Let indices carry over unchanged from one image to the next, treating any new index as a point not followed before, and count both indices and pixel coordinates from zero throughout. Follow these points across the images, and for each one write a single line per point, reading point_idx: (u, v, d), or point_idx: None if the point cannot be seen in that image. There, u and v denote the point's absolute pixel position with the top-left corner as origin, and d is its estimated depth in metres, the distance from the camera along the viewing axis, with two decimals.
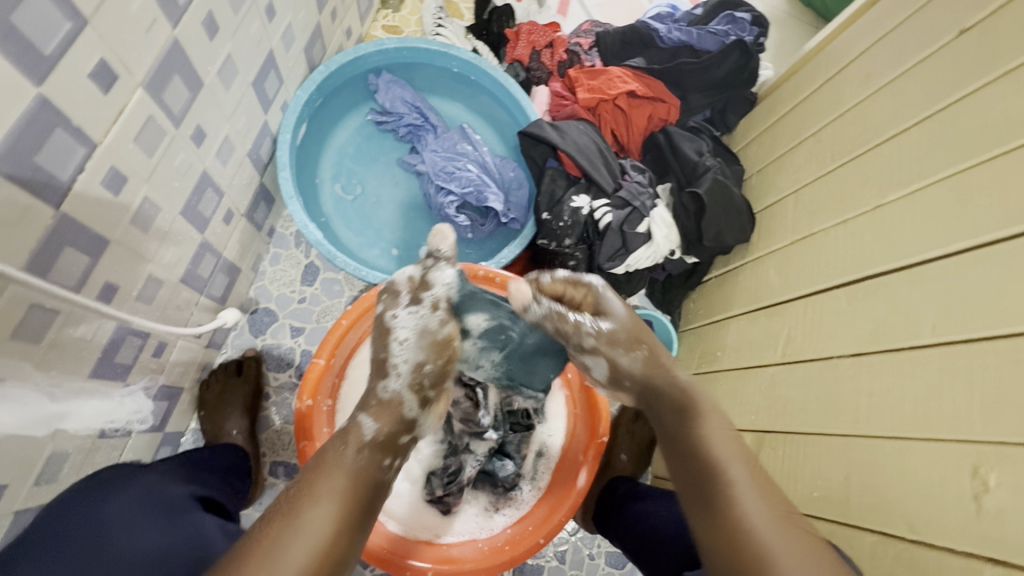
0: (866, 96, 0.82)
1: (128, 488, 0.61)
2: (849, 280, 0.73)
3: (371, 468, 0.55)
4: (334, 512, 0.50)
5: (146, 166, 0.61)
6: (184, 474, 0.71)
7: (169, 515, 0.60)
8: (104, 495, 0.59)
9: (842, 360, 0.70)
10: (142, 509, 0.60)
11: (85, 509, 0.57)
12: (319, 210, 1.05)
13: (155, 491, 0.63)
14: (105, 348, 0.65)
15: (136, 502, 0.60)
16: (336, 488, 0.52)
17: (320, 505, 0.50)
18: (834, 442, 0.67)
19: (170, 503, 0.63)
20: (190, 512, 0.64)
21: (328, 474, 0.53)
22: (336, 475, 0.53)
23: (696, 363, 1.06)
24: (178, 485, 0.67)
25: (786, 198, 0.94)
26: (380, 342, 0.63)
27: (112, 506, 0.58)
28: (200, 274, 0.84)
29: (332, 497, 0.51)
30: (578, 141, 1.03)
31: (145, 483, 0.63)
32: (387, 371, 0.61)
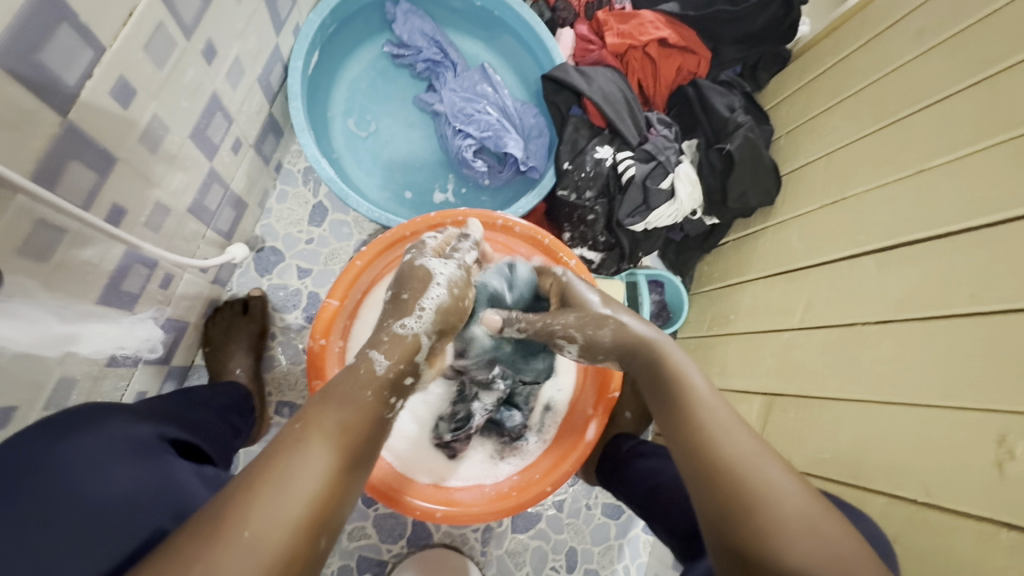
0: (917, 55, 0.78)
1: (98, 429, 0.53)
2: (881, 247, 0.72)
3: (376, 405, 0.54)
4: (337, 444, 0.49)
5: (156, 79, 0.57)
6: (173, 412, 0.66)
7: (159, 460, 0.54)
8: (63, 436, 0.51)
9: (866, 326, 0.69)
10: (100, 448, 0.52)
11: (40, 448, 0.49)
12: (330, 146, 1.00)
13: (115, 434, 0.54)
14: (112, 274, 0.62)
15: (97, 445, 0.51)
16: (335, 422, 0.50)
17: (325, 437, 0.49)
18: (851, 408, 0.68)
19: (138, 442, 0.55)
20: (164, 455, 0.56)
21: (330, 409, 0.52)
22: (337, 408, 0.52)
23: (706, 327, 1.06)
24: (147, 424, 0.59)
25: (817, 162, 0.91)
26: (401, 281, 0.66)
27: (67, 451, 0.49)
28: (208, 206, 0.80)
29: (329, 433, 0.49)
30: (605, 88, 0.98)
31: (116, 424, 0.55)
32: (409, 311, 0.62)
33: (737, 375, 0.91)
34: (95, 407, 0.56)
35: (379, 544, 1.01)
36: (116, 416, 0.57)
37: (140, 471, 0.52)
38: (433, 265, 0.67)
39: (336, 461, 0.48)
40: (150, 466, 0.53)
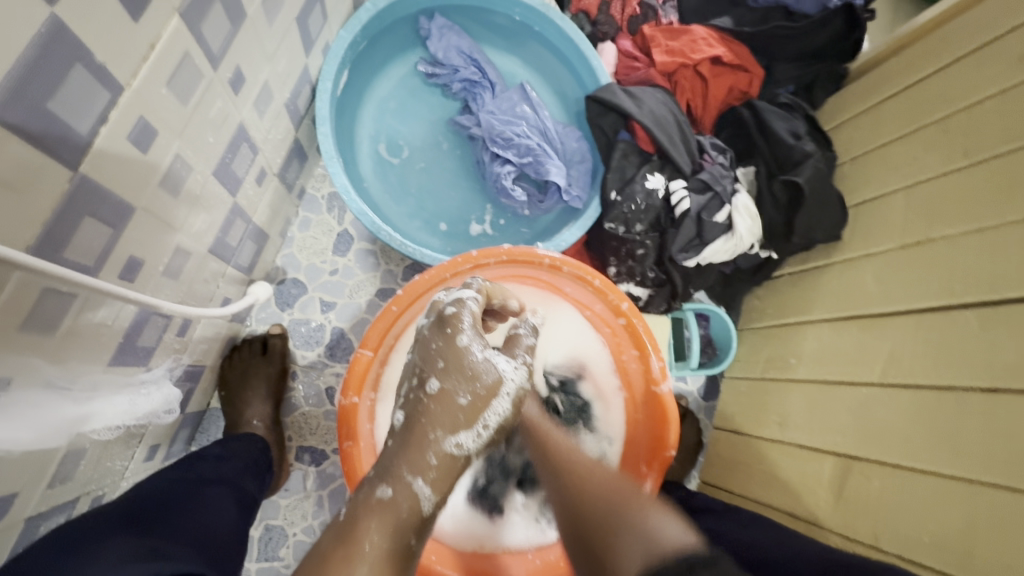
0: (1011, 86, 0.69)
1: (80, 573, 0.45)
2: (984, 301, 0.64)
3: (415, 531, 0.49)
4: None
5: (180, 116, 0.50)
6: (167, 521, 0.54)
7: None
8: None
9: (970, 392, 0.61)
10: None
11: None
12: (359, 172, 0.93)
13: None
14: (126, 332, 0.55)
15: None
16: (381, 546, 0.46)
17: (373, 566, 0.44)
18: (955, 487, 0.59)
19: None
20: None
21: (373, 518, 0.47)
22: (381, 519, 0.47)
23: (759, 369, 0.98)
24: (133, 569, 0.46)
25: (893, 196, 0.83)
26: (454, 380, 0.53)
27: None
28: (229, 243, 0.73)
29: (370, 558, 0.44)
30: (656, 110, 0.91)
31: (104, 557, 0.47)
32: (469, 424, 0.52)
33: (803, 429, 0.83)
34: (83, 530, 0.50)
35: None
36: (111, 541, 0.49)
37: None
38: (503, 369, 0.55)
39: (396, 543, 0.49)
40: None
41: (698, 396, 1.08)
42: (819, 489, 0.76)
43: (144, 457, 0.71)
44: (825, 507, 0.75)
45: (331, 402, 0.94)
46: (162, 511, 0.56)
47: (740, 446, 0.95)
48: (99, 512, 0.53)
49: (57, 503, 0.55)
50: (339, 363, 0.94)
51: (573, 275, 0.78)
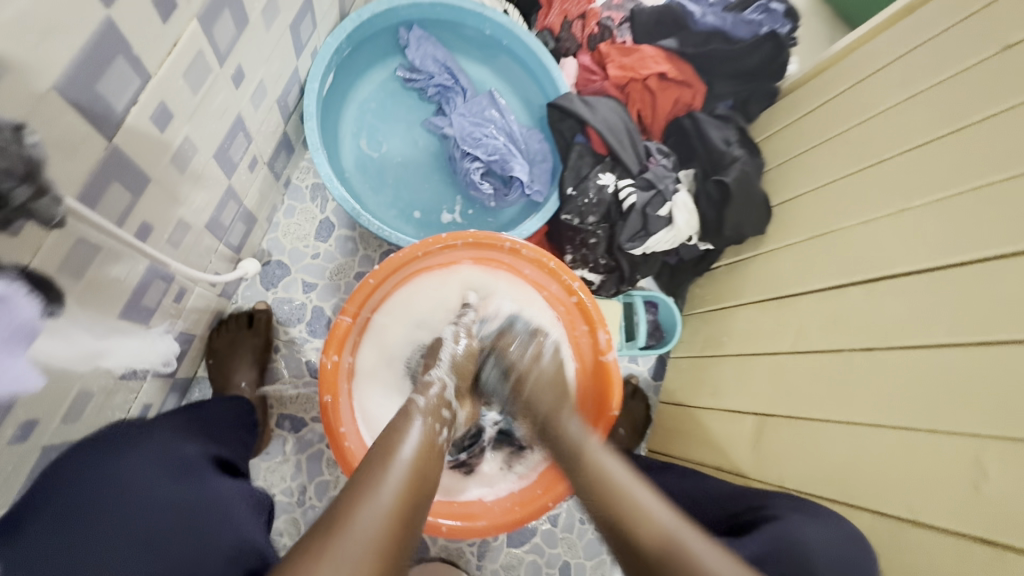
0: (898, 103, 0.84)
1: (139, 443, 0.61)
2: (867, 279, 0.77)
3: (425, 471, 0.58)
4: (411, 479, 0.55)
5: (192, 103, 0.59)
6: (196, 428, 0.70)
7: (200, 479, 0.60)
8: (115, 449, 0.60)
9: (854, 353, 0.74)
10: (148, 469, 0.58)
11: (104, 467, 0.57)
12: (341, 165, 1.02)
13: (162, 450, 0.61)
14: (134, 290, 0.63)
15: (146, 465, 0.58)
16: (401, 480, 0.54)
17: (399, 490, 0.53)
18: (840, 430, 0.72)
19: (181, 459, 0.61)
20: (205, 472, 0.62)
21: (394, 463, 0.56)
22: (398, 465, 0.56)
23: (698, 348, 1.10)
24: (194, 444, 0.66)
25: (807, 195, 0.96)
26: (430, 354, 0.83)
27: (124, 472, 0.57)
28: (222, 221, 0.81)
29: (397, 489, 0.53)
30: (608, 118, 1.03)
31: (159, 433, 0.64)
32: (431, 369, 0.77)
33: (731, 396, 0.94)
34: (130, 428, 0.64)
35: None
36: (161, 427, 0.66)
37: (185, 487, 0.58)
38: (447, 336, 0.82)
39: (403, 507, 0.53)
40: (192, 479, 0.59)
41: (647, 375, 1.20)
42: (741, 445, 0.88)
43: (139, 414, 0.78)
44: (745, 459, 0.86)
45: (310, 374, 1.02)
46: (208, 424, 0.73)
47: (681, 416, 1.06)
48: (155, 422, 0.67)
49: (67, 438, 0.62)
50: (319, 339, 1.03)
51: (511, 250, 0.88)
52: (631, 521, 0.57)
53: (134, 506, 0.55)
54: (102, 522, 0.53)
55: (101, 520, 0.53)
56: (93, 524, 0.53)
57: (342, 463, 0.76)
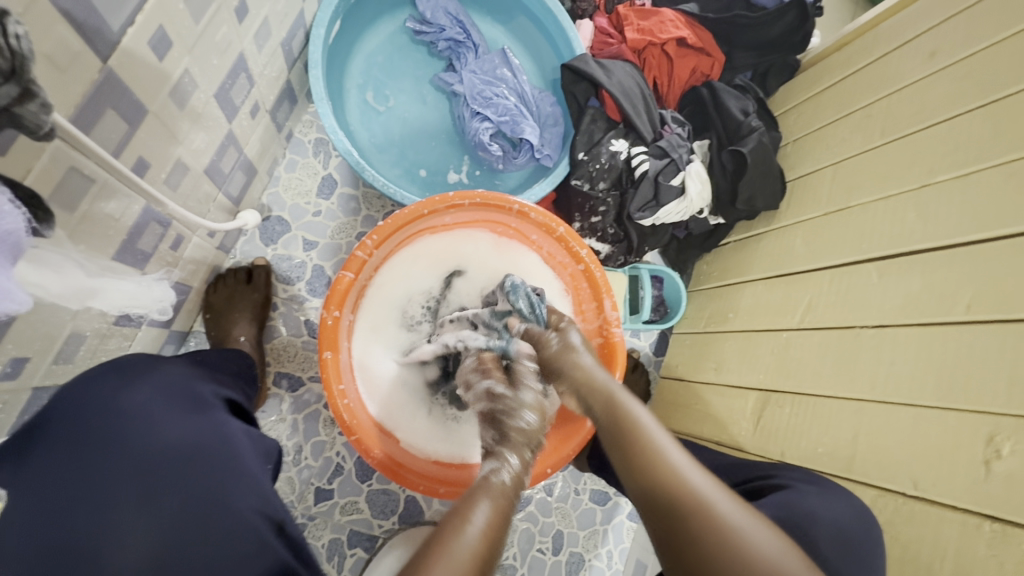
0: (923, 77, 0.81)
1: (149, 373, 0.57)
2: (882, 254, 0.75)
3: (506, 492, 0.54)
4: (485, 547, 0.47)
5: (192, 33, 0.56)
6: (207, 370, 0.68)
7: (211, 416, 0.56)
8: (123, 380, 0.55)
9: (864, 329, 0.73)
10: (164, 404, 0.54)
11: (108, 394, 0.53)
12: (345, 119, 0.99)
13: (175, 382, 0.58)
14: (130, 231, 0.61)
15: (156, 396, 0.54)
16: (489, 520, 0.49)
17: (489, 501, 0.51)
18: (845, 405, 0.71)
19: (193, 397, 0.57)
20: (216, 410, 0.58)
21: (482, 503, 0.51)
22: (489, 499, 0.51)
23: (703, 324, 1.09)
24: (205, 383, 0.62)
25: (823, 170, 0.94)
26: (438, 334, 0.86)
27: (131, 399, 0.53)
28: (222, 168, 0.78)
29: (482, 529, 0.48)
30: (623, 82, 0.99)
31: (171, 368, 0.59)
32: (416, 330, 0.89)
33: (735, 371, 0.93)
34: (135, 358, 0.59)
35: (370, 518, 0.97)
36: (172, 364, 0.61)
37: (194, 428, 0.53)
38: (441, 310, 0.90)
39: (489, 540, 0.48)
40: (202, 422, 0.55)
41: (649, 350, 1.19)
42: (744, 421, 0.87)
43: None
44: (746, 433, 0.86)
45: (308, 333, 1.00)
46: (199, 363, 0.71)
47: (682, 391, 1.06)
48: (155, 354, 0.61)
49: (57, 380, 0.61)
50: (318, 299, 1.01)
51: (495, 203, 0.84)
52: (695, 510, 0.49)
53: (140, 439, 0.51)
54: (108, 459, 0.49)
55: (111, 452, 0.50)
56: (95, 456, 0.49)
57: (339, 418, 0.74)
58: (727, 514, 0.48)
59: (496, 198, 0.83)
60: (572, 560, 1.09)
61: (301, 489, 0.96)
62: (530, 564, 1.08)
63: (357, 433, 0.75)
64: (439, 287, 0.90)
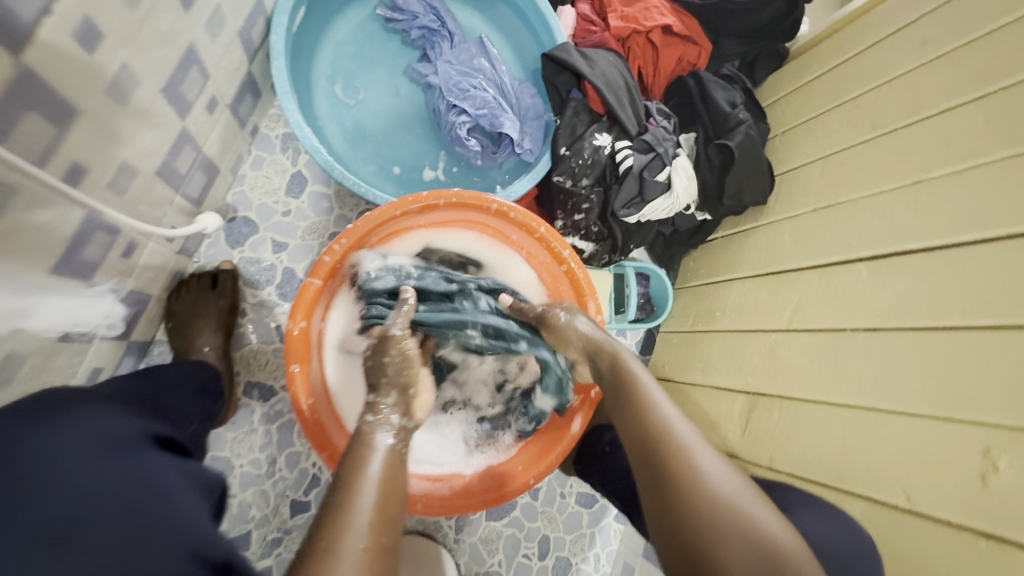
0: (916, 67, 0.77)
1: (63, 413, 0.49)
2: (873, 254, 0.72)
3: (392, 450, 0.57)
4: (382, 488, 0.52)
5: (128, 22, 0.50)
6: (137, 402, 0.60)
7: (136, 458, 0.49)
8: (27, 424, 0.47)
9: (855, 332, 0.70)
10: (78, 446, 0.47)
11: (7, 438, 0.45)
12: (314, 113, 0.94)
13: (92, 422, 0.50)
14: (70, 241, 0.56)
15: (68, 438, 0.47)
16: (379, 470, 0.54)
17: (385, 463, 0.55)
18: (834, 412, 0.69)
19: (113, 437, 0.50)
20: (143, 452, 0.51)
21: (371, 458, 0.55)
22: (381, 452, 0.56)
23: (689, 323, 1.06)
24: (128, 420, 0.54)
25: (813, 164, 0.91)
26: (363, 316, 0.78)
27: (39, 443, 0.45)
28: (178, 168, 0.73)
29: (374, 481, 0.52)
30: (607, 73, 0.95)
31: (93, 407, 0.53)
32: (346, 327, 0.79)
33: (722, 373, 0.91)
34: (55, 394, 0.52)
35: None
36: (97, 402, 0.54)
37: (114, 472, 0.46)
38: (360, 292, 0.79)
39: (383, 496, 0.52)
40: (124, 465, 0.47)
41: (635, 349, 1.16)
42: (732, 424, 0.85)
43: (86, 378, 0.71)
44: (733, 438, 0.84)
45: (280, 339, 0.96)
46: (144, 391, 0.63)
47: (669, 392, 1.03)
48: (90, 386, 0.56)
49: None
50: (290, 303, 0.96)
51: (468, 204, 0.81)
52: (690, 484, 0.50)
53: (47, 490, 0.42)
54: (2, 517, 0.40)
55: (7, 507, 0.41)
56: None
57: (310, 434, 0.71)
58: (757, 521, 0.47)
59: (471, 197, 0.79)
60: (559, 565, 1.07)
61: (275, 503, 0.92)
62: (515, 570, 1.05)
63: (328, 446, 0.72)
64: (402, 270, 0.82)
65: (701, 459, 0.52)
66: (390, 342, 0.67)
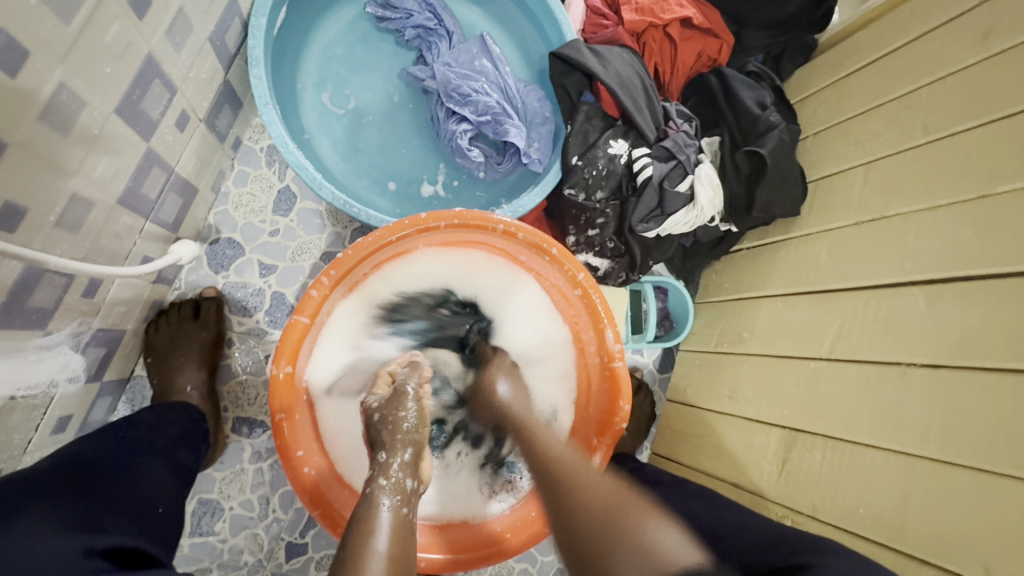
0: (976, 62, 0.68)
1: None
2: (932, 278, 0.64)
3: (400, 518, 0.52)
4: (392, 565, 0.47)
5: (61, 36, 0.43)
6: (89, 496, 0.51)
7: None
8: None
9: (912, 368, 0.62)
10: None
11: None
12: (300, 124, 0.86)
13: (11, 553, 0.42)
14: (12, 290, 0.48)
15: None
16: (390, 548, 0.48)
17: (394, 532, 0.50)
18: (891, 460, 0.61)
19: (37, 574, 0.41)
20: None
21: (376, 530, 0.49)
22: (388, 519, 0.51)
23: (713, 343, 0.98)
24: (69, 535, 0.46)
25: (853, 171, 0.82)
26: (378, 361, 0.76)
27: None
28: (146, 194, 0.65)
29: (382, 557, 0.47)
30: (622, 72, 0.85)
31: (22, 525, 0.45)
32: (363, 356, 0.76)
33: (754, 402, 0.83)
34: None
35: None
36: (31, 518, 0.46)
37: None
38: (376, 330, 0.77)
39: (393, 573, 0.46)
40: None
41: (653, 367, 1.08)
42: (765, 462, 0.77)
43: (51, 430, 0.64)
44: (769, 478, 0.76)
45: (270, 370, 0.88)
46: (95, 482, 0.53)
47: (691, 419, 0.96)
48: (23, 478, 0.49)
49: None
50: (280, 331, 0.88)
51: (474, 225, 0.72)
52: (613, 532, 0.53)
53: None
54: None
55: None
56: None
57: (301, 492, 0.63)
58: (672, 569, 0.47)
59: (477, 217, 0.70)
60: None
61: (269, 547, 0.85)
62: None
63: (321, 506, 0.64)
64: (428, 303, 0.79)
65: (624, 513, 0.55)
66: (400, 400, 0.61)
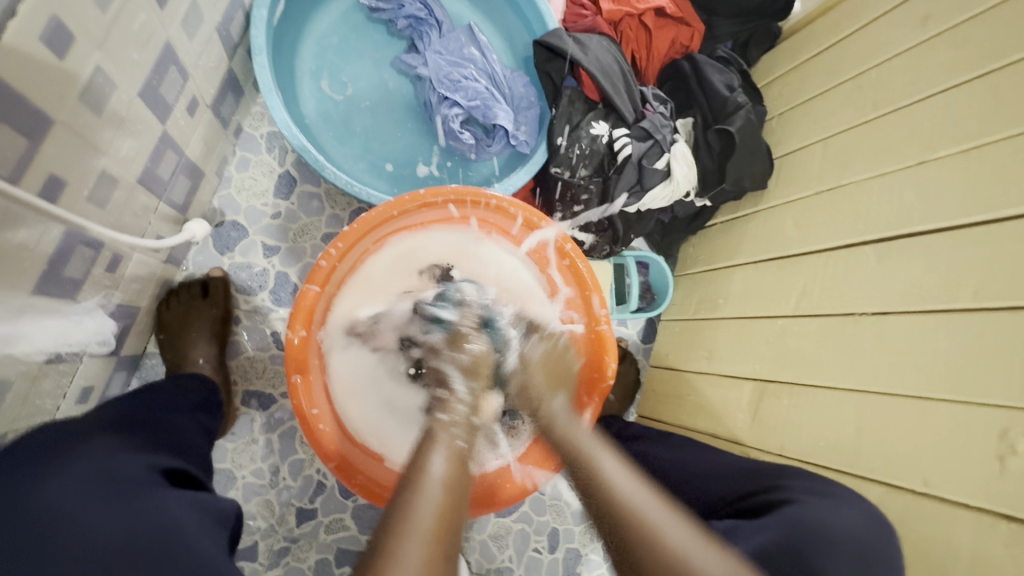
0: (918, 44, 0.75)
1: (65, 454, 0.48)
2: (881, 237, 0.72)
3: (456, 455, 0.55)
4: (446, 489, 0.51)
5: (99, 24, 0.47)
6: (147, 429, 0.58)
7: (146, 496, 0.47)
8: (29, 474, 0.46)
9: (863, 316, 0.70)
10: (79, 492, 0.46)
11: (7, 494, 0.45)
12: (299, 110, 0.90)
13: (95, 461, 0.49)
14: (51, 259, 0.53)
15: (71, 484, 0.46)
16: (446, 476, 0.52)
17: (453, 461, 0.54)
18: (847, 398, 0.68)
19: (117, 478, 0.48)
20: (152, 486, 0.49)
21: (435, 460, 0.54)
22: (442, 453, 0.55)
23: (691, 311, 1.06)
24: (137, 454, 0.53)
25: (813, 146, 0.90)
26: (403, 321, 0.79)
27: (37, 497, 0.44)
28: (160, 175, 0.69)
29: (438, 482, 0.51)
30: (601, 58, 0.92)
31: (93, 445, 0.51)
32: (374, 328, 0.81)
33: (729, 360, 0.90)
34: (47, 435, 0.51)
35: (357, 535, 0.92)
36: (92, 439, 0.52)
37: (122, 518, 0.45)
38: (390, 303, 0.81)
39: (447, 493, 0.50)
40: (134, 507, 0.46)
41: (637, 337, 1.16)
42: (740, 412, 0.85)
43: (76, 398, 0.68)
44: (743, 425, 0.83)
45: (276, 346, 0.93)
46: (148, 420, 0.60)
47: (673, 381, 1.03)
48: (78, 420, 0.55)
49: None
50: (285, 308, 0.93)
51: (470, 202, 0.78)
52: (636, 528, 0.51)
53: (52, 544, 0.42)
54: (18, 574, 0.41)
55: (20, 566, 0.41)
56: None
57: (319, 447, 0.69)
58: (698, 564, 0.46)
59: (470, 193, 0.76)
60: (569, 556, 1.07)
61: (281, 512, 0.90)
62: (527, 564, 1.05)
63: (334, 458, 0.70)
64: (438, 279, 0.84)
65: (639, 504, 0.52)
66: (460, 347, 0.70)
